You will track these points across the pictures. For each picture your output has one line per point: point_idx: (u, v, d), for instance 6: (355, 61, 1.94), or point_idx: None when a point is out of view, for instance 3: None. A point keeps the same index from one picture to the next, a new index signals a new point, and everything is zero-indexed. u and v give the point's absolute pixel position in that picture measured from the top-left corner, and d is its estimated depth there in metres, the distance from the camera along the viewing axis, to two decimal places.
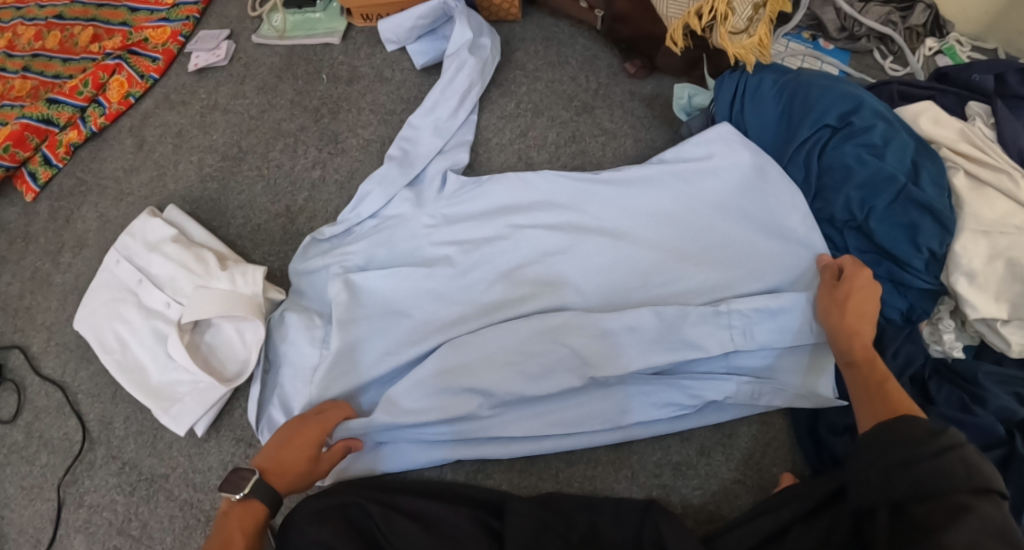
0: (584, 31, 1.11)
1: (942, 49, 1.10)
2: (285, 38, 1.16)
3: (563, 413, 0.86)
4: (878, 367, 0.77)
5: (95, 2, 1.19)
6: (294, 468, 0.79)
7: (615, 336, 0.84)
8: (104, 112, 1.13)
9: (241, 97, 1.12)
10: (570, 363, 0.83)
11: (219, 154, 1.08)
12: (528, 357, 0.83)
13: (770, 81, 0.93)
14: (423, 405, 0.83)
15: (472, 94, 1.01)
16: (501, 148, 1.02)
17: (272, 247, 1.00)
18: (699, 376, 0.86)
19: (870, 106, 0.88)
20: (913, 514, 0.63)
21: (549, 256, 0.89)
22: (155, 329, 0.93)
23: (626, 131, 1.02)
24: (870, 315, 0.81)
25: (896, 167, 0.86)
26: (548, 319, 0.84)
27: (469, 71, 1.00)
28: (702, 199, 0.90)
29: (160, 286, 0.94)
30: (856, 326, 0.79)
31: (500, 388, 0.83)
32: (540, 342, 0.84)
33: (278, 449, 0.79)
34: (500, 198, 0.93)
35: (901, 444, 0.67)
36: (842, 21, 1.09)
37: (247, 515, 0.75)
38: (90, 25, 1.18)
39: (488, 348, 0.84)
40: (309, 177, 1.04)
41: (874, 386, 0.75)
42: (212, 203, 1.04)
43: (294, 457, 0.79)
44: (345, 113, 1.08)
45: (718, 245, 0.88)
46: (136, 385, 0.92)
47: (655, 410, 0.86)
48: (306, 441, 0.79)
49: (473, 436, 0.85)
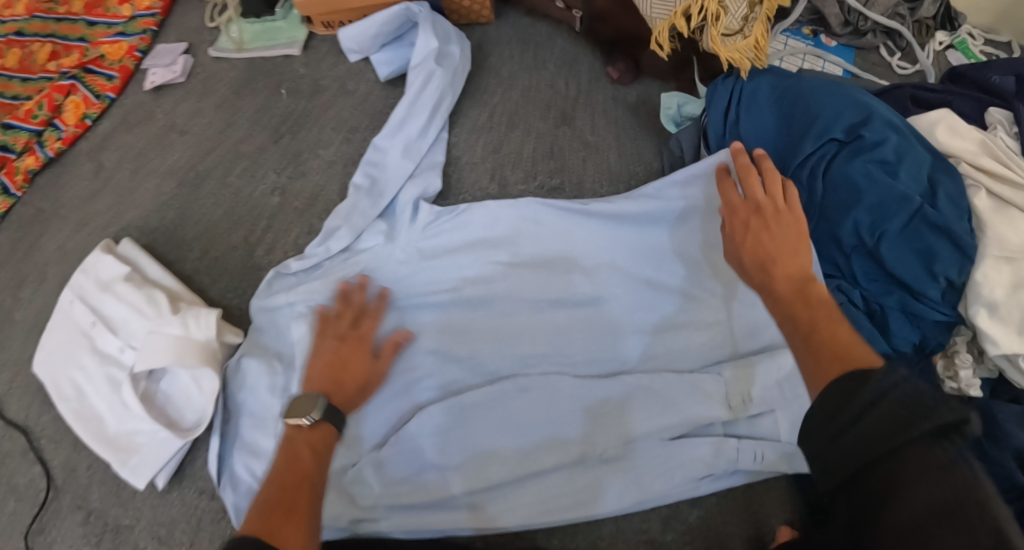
0: (564, 33, 1.02)
1: (953, 43, 1.05)
2: (243, 50, 1.07)
3: (569, 489, 0.76)
4: (808, 297, 0.61)
5: (55, 16, 1.14)
6: (339, 382, 0.73)
7: (615, 396, 0.79)
8: (61, 135, 1.07)
9: (200, 115, 1.03)
10: (570, 431, 0.78)
11: (177, 178, 0.99)
12: (535, 429, 0.78)
13: (768, 88, 0.83)
14: (425, 479, 0.77)
15: (441, 107, 0.93)
16: (472, 166, 0.92)
17: (231, 282, 0.91)
18: (710, 444, 0.78)
19: (881, 116, 0.77)
20: (961, 459, 0.47)
21: (538, 302, 0.83)
22: (110, 376, 0.87)
23: (610, 143, 0.92)
24: (796, 227, 0.68)
25: (909, 187, 0.75)
26: (546, 382, 0.79)
27: (435, 85, 0.92)
28: (695, 244, 0.85)
29: (114, 328, 0.88)
30: (772, 251, 0.66)
31: (504, 462, 0.77)
32: (539, 409, 0.78)
33: (334, 364, 0.75)
34: (483, 238, 0.86)
35: (882, 390, 0.50)
36: (846, 14, 1.01)
37: (317, 434, 0.68)
38: (48, 41, 1.12)
39: (493, 414, 0.78)
40: (268, 205, 0.95)
41: (798, 304, 0.61)
42: (170, 233, 0.96)
43: (350, 361, 0.75)
44: (306, 131, 0.99)
45: (710, 292, 0.84)
46: (93, 435, 0.86)
47: (671, 479, 0.77)
48: (358, 355, 0.76)
49: (487, 508, 0.76)
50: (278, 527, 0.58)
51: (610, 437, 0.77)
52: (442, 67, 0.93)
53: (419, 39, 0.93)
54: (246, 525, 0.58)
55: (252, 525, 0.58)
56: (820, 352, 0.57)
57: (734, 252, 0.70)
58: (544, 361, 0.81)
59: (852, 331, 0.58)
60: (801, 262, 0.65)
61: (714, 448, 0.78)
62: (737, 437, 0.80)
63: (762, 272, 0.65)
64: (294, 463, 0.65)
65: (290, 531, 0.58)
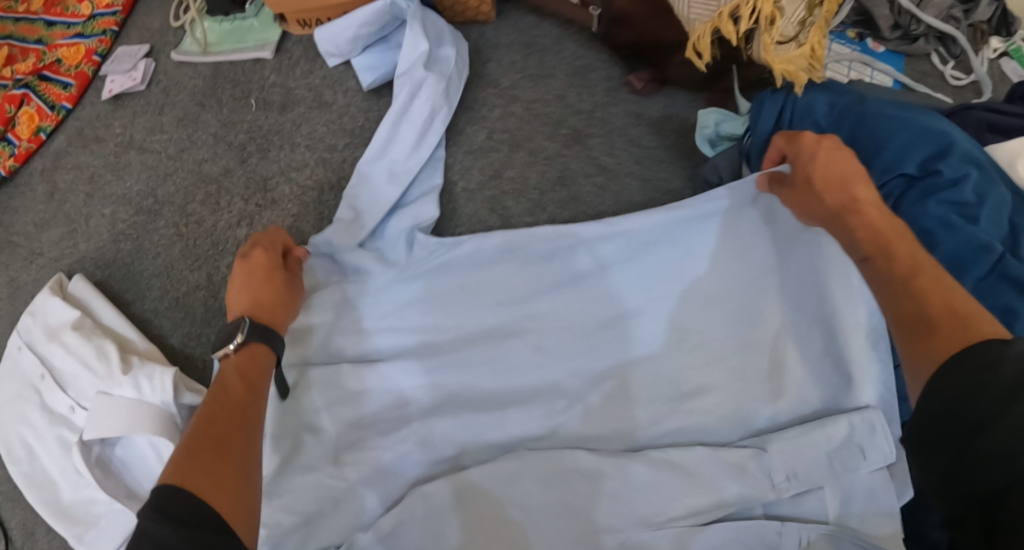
0: (576, 32, 0.87)
1: (1008, 50, 0.89)
2: (209, 54, 0.94)
3: None
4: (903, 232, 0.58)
5: (13, 15, 1.00)
6: (257, 303, 0.68)
7: (636, 471, 0.68)
8: (14, 151, 0.95)
9: (159, 131, 0.92)
10: (581, 518, 0.66)
11: (134, 205, 0.88)
12: (537, 518, 0.67)
13: (824, 107, 0.69)
14: None
15: (435, 123, 0.80)
16: (468, 195, 0.81)
17: (194, 327, 0.81)
18: (745, 528, 0.65)
19: (961, 147, 0.63)
20: None
21: (541, 342, 0.74)
22: (62, 437, 0.77)
23: (631, 168, 0.80)
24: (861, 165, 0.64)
25: (991, 234, 0.62)
26: (552, 458, 0.68)
27: (426, 98, 0.79)
28: (728, 288, 0.74)
29: (64, 385, 0.77)
30: (849, 171, 0.62)
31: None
32: (545, 492, 0.67)
33: (242, 285, 0.69)
34: (474, 257, 0.76)
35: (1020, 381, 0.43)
36: (896, 15, 0.86)
37: (252, 362, 0.65)
38: (4, 44, 0.98)
39: (490, 499, 0.67)
40: (235, 238, 0.84)
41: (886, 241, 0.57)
42: (126, 269, 0.85)
43: (264, 276, 0.70)
44: (277, 150, 0.87)
45: (746, 344, 0.72)
46: (46, 504, 0.77)
47: None
48: (264, 268, 0.70)
49: None
50: (206, 482, 0.52)
51: (628, 523, 0.66)
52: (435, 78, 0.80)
53: (406, 41, 0.80)
54: (169, 479, 0.51)
55: (184, 478, 0.51)
56: (942, 324, 0.50)
57: (804, 175, 0.64)
58: (554, 431, 0.71)
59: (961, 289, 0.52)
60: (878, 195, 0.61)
61: (751, 532, 0.65)
62: (779, 519, 0.67)
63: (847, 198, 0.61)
64: (224, 402, 0.60)
65: (224, 489, 0.52)
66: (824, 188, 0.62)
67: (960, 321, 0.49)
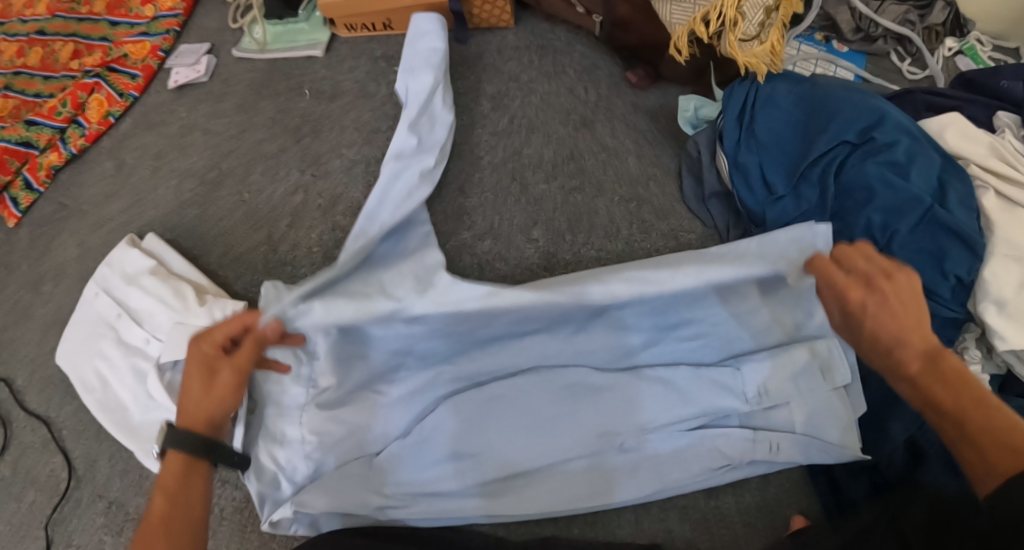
0: (583, 38, 1.05)
1: (962, 49, 1.05)
2: (266, 51, 1.09)
3: (581, 482, 0.79)
4: (948, 373, 0.59)
5: (77, 16, 1.14)
6: (189, 410, 0.68)
7: (634, 385, 0.81)
8: (84, 132, 1.09)
9: (221, 116, 1.06)
10: (591, 426, 0.80)
11: (199, 177, 1.02)
12: (549, 425, 0.80)
13: (785, 92, 0.86)
14: (445, 468, 0.80)
15: (416, 197, 0.75)
16: (493, 167, 0.96)
17: (254, 277, 0.93)
18: (727, 435, 0.80)
19: (894, 120, 0.80)
20: None
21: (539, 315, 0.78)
22: (135, 366, 0.89)
23: (628, 147, 0.96)
24: (913, 293, 0.62)
25: (922, 189, 0.78)
26: (561, 375, 0.81)
27: (408, 177, 0.76)
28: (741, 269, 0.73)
29: (140, 321, 0.90)
30: (895, 321, 0.62)
31: (519, 453, 0.79)
32: (554, 403, 0.81)
33: (184, 393, 0.69)
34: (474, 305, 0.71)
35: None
36: (857, 20, 1.05)
37: (170, 474, 0.66)
38: (70, 41, 1.12)
39: (513, 411, 0.80)
40: (291, 203, 0.97)
41: (938, 381, 0.59)
42: (192, 230, 0.98)
43: (193, 389, 0.68)
44: (328, 132, 1.02)
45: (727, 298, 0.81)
46: (118, 425, 0.88)
47: (684, 473, 0.79)
48: (196, 386, 0.68)
49: (499, 501, 0.78)
50: None
51: (629, 429, 0.80)
52: (424, 156, 0.79)
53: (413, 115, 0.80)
54: None
55: None
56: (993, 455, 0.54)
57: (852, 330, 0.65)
58: (563, 355, 0.82)
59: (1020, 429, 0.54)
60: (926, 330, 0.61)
61: (731, 436, 0.80)
62: (752, 428, 0.81)
63: (877, 342, 0.63)
64: (150, 521, 0.63)
65: None
66: (872, 345, 0.63)
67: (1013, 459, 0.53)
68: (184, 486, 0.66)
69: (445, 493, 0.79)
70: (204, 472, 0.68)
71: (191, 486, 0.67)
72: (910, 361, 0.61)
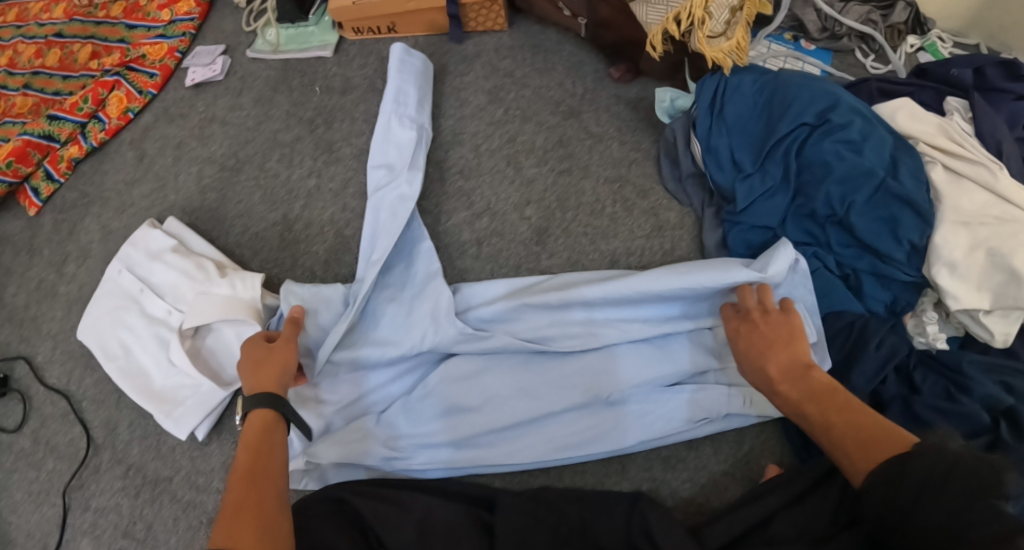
0: (571, 38, 1.14)
1: (924, 45, 1.15)
2: (280, 51, 1.18)
3: (566, 434, 0.86)
4: (813, 386, 0.72)
5: (94, 19, 1.24)
6: (258, 379, 0.75)
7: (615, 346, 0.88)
8: (105, 127, 1.16)
9: (239, 109, 1.14)
10: (577, 380, 0.86)
11: (218, 165, 1.10)
12: (535, 383, 0.86)
13: (750, 82, 0.96)
14: (435, 425, 0.86)
15: (401, 214, 0.91)
16: (490, 153, 1.04)
17: (270, 254, 1.01)
18: (702, 391, 0.87)
19: (846, 104, 0.90)
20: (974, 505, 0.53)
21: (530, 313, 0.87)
22: (158, 335, 0.95)
23: (613, 134, 1.05)
24: (788, 332, 0.78)
25: (874, 162, 0.87)
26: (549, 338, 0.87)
27: (397, 199, 0.92)
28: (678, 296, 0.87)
29: (164, 294, 0.96)
30: (769, 351, 0.76)
31: (507, 409, 0.85)
32: (541, 363, 0.87)
33: (250, 370, 0.77)
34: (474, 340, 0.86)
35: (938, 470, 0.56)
36: (823, 21, 1.15)
37: (253, 430, 0.71)
38: (89, 42, 1.22)
39: (503, 371, 0.87)
40: (305, 186, 1.05)
41: (807, 394, 0.72)
42: (212, 212, 1.06)
43: (260, 360, 0.77)
44: (339, 123, 1.10)
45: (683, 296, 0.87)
46: (139, 389, 0.93)
47: (665, 424, 0.86)
48: (265, 357, 0.78)
49: (483, 453, 0.85)
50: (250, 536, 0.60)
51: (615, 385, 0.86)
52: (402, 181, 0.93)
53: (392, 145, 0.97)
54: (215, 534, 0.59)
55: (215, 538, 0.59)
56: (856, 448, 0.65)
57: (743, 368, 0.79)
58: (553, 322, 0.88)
59: (872, 418, 0.67)
60: (796, 356, 0.75)
61: (707, 392, 0.87)
62: (728, 383, 0.88)
63: (766, 374, 0.75)
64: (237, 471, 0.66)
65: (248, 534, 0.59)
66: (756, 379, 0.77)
67: (879, 443, 0.64)
68: (266, 433, 0.71)
69: (429, 446, 0.85)
70: (280, 432, 0.72)
71: (271, 442, 0.70)
72: (783, 385, 0.74)
